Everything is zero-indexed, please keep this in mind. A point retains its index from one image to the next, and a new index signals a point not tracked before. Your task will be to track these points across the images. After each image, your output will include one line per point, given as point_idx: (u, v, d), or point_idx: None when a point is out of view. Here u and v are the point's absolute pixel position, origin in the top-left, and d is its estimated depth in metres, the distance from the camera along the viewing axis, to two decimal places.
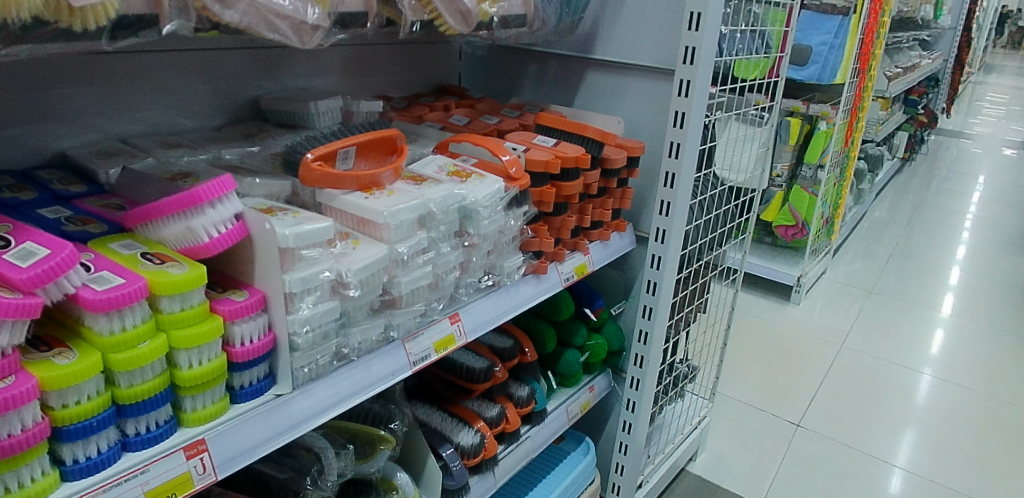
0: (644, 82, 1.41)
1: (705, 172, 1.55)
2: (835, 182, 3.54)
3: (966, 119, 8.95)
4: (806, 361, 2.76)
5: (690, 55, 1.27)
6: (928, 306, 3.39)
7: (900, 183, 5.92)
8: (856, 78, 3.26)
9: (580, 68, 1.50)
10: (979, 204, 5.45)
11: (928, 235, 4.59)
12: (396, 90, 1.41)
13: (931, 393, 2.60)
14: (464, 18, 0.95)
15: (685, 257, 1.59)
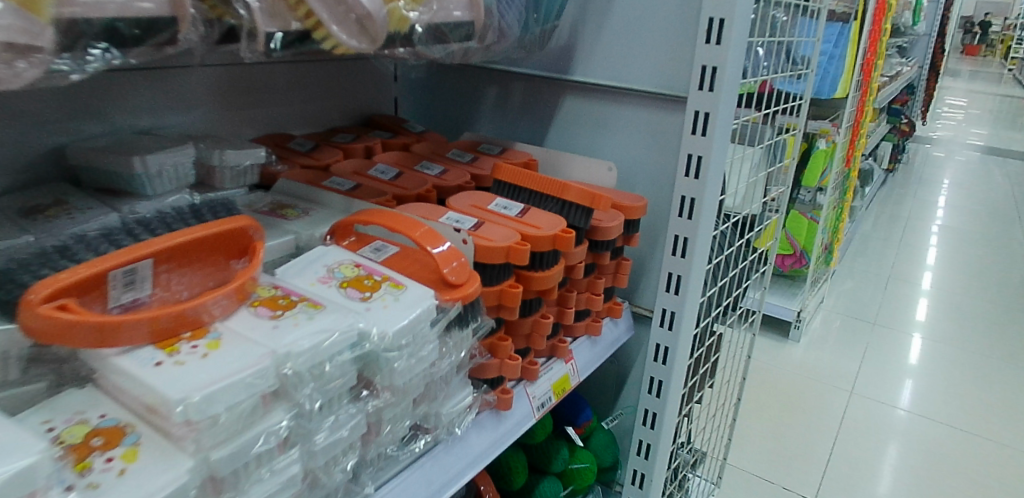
0: (644, 114, 1.05)
1: (722, 227, 1.18)
2: (837, 205, 3.19)
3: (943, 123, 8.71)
4: (817, 411, 2.31)
5: (709, 78, 0.91)
6: (941, 332, 3.01)
7: (888, 193, 5.56)
8: (858, 90, 2.92)
9: (554, 94, 1.14)
10: (974, 212, 5.14)
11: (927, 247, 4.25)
12: (300, 125, 1.05)
13: (965, 447, 2.18)
14: (364, 28, 0.57)
15: (697, 336, 1.23)
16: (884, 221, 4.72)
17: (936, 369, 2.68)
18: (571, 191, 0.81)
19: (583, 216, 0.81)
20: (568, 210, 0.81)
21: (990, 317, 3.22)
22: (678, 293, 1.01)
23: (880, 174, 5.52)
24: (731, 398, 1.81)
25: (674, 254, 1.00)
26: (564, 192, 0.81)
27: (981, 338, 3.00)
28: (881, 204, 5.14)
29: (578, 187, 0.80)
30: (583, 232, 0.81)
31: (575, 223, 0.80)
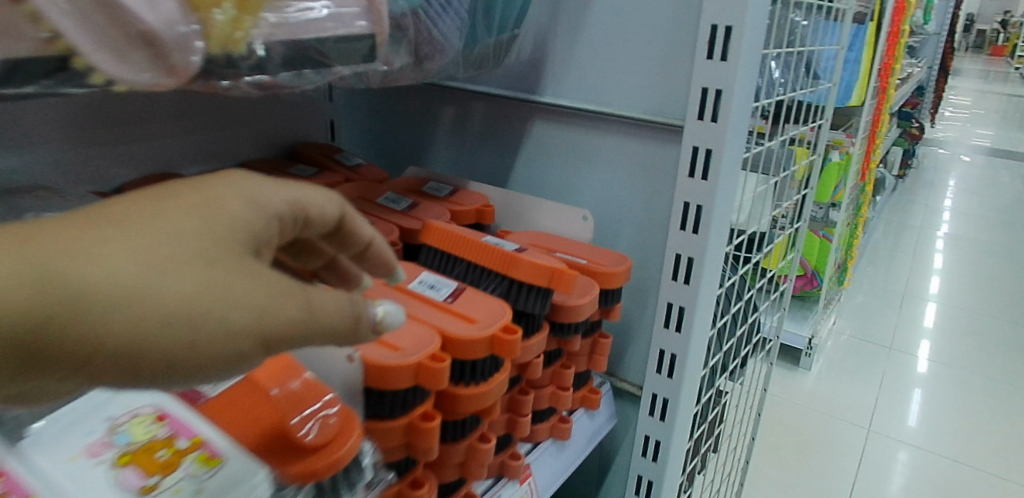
0: (631, 146, 0.84)
1: (730, 280, 0.97)
2: (851, 220, 2.93)
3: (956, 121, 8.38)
4: (829, 457, 2.00)
5: (712, 105, 0.71)
6: (971, 351, 2.72)
7: (899, 195, 5.17)
8: (876, 95, 2.67)
9: (519, 117, 0.93)
10: (995, 216, 4.84)
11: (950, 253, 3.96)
12: (201, 161, 0.85)
13: (992, 490, 1.91)
14: (151, 54, 0.35)
15: (699, 408, 1.03)
16: (896, 225, 4.37)
17: (966, 396, 2.39)
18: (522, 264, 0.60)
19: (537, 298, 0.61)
20: (517, 292, 0.61)
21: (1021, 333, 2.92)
22: (672, 377, 0.81)
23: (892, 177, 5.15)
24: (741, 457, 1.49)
25: (666, 327, 0.80)
26: (513, 264, 0.61)
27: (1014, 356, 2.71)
28: (893, 208, 4.78)
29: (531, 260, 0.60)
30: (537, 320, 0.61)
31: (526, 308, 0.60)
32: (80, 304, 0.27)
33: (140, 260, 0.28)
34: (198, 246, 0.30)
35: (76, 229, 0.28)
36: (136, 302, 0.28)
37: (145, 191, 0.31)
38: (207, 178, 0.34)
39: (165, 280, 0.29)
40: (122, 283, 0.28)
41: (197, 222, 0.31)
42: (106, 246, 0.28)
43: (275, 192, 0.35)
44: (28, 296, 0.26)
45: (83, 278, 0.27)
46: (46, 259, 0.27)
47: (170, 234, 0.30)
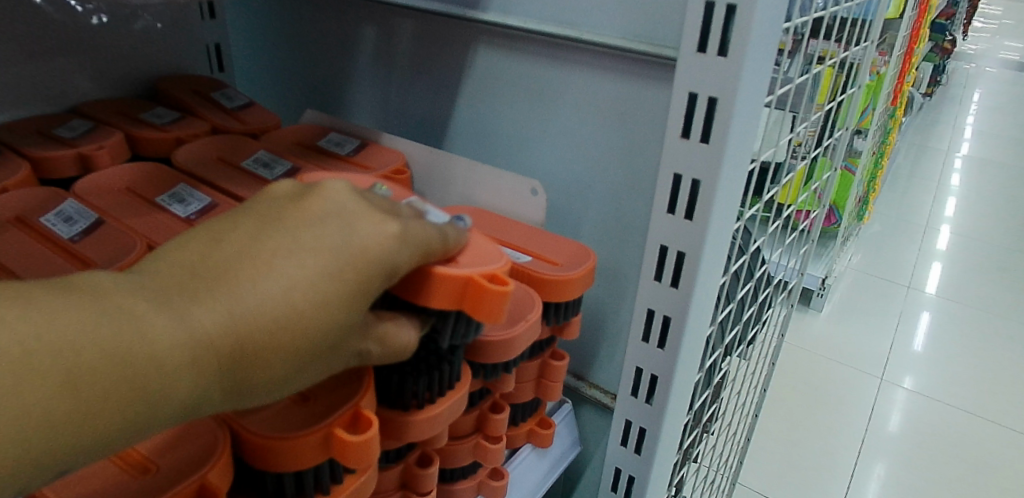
0: (606, 87, 0.60)
1: (738, 260, 0.75)
2: (875, 149, 2.59)
3: (990, 33, 7.72)
4: (821, 408, 1.67)
5: (717, 30, 0.48)
6: (1009, 290, 2.39)
7: (927, 116, 4.68)
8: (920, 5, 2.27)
9: (458, 42, 0.69)
10: None
11: (983, 178, 3.59)
12: (24, 100, 0.64)
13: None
14: None
15: (693, 410, 0.84)
16: (921, 150, 3.94)
17: (1003, 341, 2.05)
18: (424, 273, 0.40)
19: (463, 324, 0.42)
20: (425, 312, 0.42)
21: None
22: (652, 404, 0.63)
23: (920, 97, 4.64)
24: (743, 434, 1.21)
25: (646, 342, 0.61)
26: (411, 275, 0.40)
27: None
28: (918, 132, 4.31)
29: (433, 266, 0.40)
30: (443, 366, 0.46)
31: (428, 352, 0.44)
32: (236, 378, 0.34)
33: (289, 356, 0.35)
34: (338, 334, 0.36)
35: (261, 327, 0.34)
36: (279, 384, 0.36)
37: (301, 256, 0.35)
38: (358, 241, 0.36)
39: (295, 367, 0.36)
40: (284, 375, 0.36)
41: (346, 305, 0.36)
42: (265, 333, 0.34)
43: (390, 263, 0.37)
44: (209, 384, 0.34)
45: (260, 375, 0.35)
46: (226, 342, 0.33)
47: (325, 326, 0.35)
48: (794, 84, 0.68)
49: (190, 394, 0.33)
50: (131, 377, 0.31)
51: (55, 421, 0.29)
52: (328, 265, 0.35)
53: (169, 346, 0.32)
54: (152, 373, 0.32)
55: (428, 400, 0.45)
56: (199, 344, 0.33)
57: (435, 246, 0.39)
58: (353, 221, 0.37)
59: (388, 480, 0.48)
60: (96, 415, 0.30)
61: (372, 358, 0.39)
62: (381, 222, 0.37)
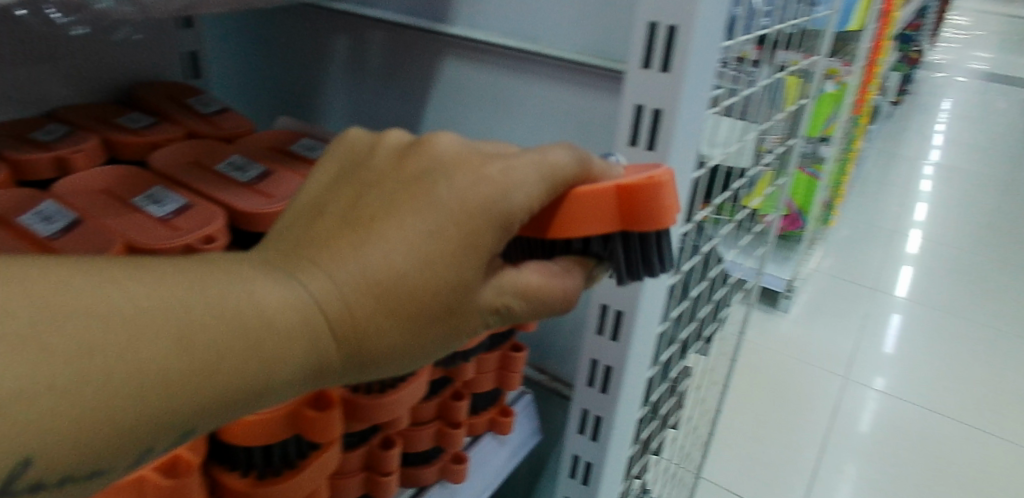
0: (563, 96, 0.64)
1: (691, 259, 0.80)
2: (840, 156, 2.67)
3: (956, 44, 7.94)
4: (784, 405, 1.73)
5: (659, 48, 0.53)
6: (967, 292, 2.48)
7: (893, 124, 4.80)
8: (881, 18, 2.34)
9: (426, 52, 0.72)
10: (995, 145, 4.55)
11: (946, 184, 3.70)
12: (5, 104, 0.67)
13: (978, 451, 1.65)
14: None
15: (651, 401, 0.88)
16: (888, 156, 4.05)
17: (961, 341, 2.13)
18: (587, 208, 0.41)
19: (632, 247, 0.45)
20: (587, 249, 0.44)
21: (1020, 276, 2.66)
22: (607, 392, 0.67)
23: (888, 105, 4.76)
24: (705, 426, 1.26)
25: (600, 335, 0.65)
26: (567, 214, 0.41)
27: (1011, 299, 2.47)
28: (886, 138, 4.42)
29: (574, 189, 0.41)
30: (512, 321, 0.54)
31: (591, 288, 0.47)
32: (355, 344, 0.35)
33: (401, 314, 0.35)
34: (453, 292, 0.36)
35: (369, 285, 0.35)
36: (396, 347, 0.36)
37: (408, 215, 0.36)
38: (462, 193, 0.36)
39: (408, 328, 0.36)
40: (399, 339, 0.36)
41: (457, 259, 0.36)
42: (378, 296, 0.35)
43: (501, 209, 0.37)
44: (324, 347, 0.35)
45: (374, 338, 0.35)
46: (336, 307, 0.34)
47: (435, 282, 0.36)
48: (739, 97, 0.73)
49: (309, 360, 0.35)
50: (244, 340, 0.32)
51: (176, 384, 0.30)
52: (435, 219, 0.36)
53: (277, 307, 0.33)
54: (270, 338, 0.33)
55: (389, 385, 0.49)
56: (307, 306, 0.34)
57: (565, 171, 0.39)
58: (453, 172, 0.37)
59: (353, 461, 0.51)
60: (211, 376, 0.31)
61: (514, 312, 0.39)
62: (489, 168, 0.37)
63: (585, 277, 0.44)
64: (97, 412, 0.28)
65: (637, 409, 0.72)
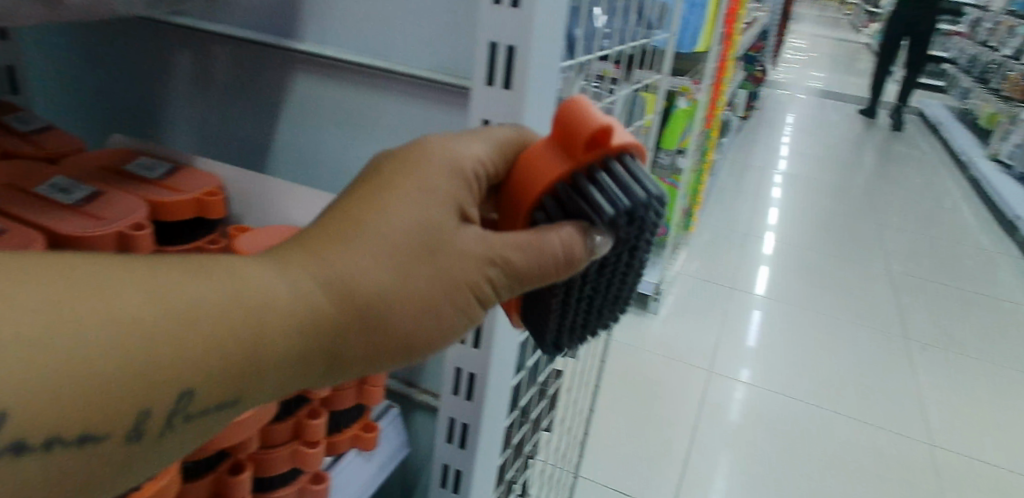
0: (414, 111, 0.67)
1: None
2: (695, 167, 2.86)
3: (796, 63, 8.71)
4: (653, 402, 1.83)
5: (500, 66, 0.56)
6: (810, 286, 2.72)
7: (744, 136, 5.19)
8: (724, 40, 2.53)
9: (279, 69, 0.73)
10: (830, 153, 5.04)
11: (790, 189, 4.05)
12: None
13: (822, 425, 1.83)
14: None
15: (521, 405, 0.91)
16: (741, 167, 4.37)
17: (807, 331, 2.33)
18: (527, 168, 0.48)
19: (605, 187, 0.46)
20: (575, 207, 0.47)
21: (854, 270, 2.95)
22: (471, 400, 0.68)
23: (738, 118, 5.14)
24: (579, 425, 1.31)
25: (462, 344, 0.66)
26: (518, 181, 0.49)
27: (847, 291, 2.73)
28: (739, 150, 4.77)
29: (522, 161, 0.50)
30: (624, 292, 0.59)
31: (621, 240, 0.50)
32: (349, 297, 0.41)
33: (382, 266, 0.42)
34: (423, 246, 0.43)
35: (342, 247, 0.41)
36: (386, 296, 0.42)
37: (366, 198, 0.43)
38: (408, 176, 0.45)
39: (394, 276, 0.42)
40: (388, 288, 0.42)
41: (420, 219, 0.43)
42: (357, 250, 0.42)
43: (447, 183, 0.45)
44: (320, 301, 0.40)
45: (362, 290, 0.41)
46: (322, 267, 0.41)
47: (405, 236, 0.43)
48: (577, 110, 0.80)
49: (305, 315, 0.39)
50: (229, 299, 0.37)
51: (161, 339, 0.34)
52: (393, 188, 0.44)
53: (258, 274, 0.39)
54: (267, 294, 0.38)
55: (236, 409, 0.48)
56: (287, 269, 0.40)
57: (507, 149, 0.50)
58: (398, 165, 0.46)
59: (198, 491, 0.50)
60: (200, 328, 0.35)
61: (511, 261, 0.46)
62: (427, 152, 0.46)
63: (586, 239, 0.47)
64: (93, 363, 0.32)
65: (503, 415, 0.73)
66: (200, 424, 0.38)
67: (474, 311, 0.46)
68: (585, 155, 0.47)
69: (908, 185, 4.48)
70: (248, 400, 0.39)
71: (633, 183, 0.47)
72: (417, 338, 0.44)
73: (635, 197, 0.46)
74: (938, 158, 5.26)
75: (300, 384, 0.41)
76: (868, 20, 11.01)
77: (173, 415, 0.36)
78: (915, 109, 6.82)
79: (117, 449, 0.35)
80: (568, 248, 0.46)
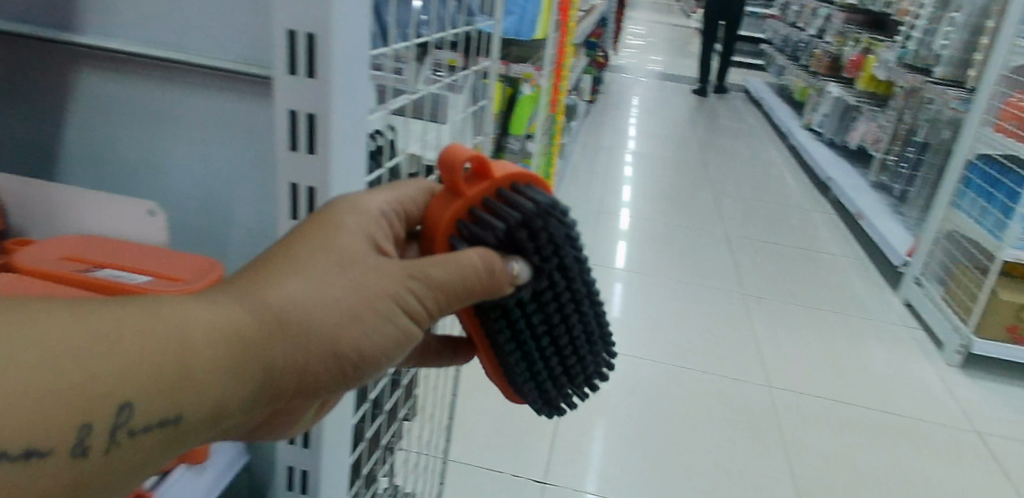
0: (215, 107, 0.72)
1: None
2: (545, 150, 2.95)
3: (637, 48, 9.19)
4: None
5: (301, 55, 0.55)
6: (658, 256, 2.90)
7: (592, 118, 5.43)
8: (561, 29, 2.63)
9: (62, 62, 0.73)
10: (670, 131, 5.38)
11: (636, 167, 4.29)
12: None
13: (672, 382, 2.05)
14: None
15: (373, 398, 0.91)
16: (590, 148, 4.56)
17: (657, 299, 2.51)
18: (436, 211, 0.62)
19: (494, 208, 0.60)
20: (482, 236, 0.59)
21: (695, 238, 3.18)
22: None
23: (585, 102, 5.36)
24: (443, 410, 1.33)
25: None
26: (428, 227, 0.62)
27: (690, 258, 2.94)
28: (587, 132, 4.98)
29: (426, 211, 0.63)
30: (590, 320, 0.68)
31: (544, 257, 0.61)
32: (272, 311, 0.47)
33: (306, 288, 0.49)
34: (340, 270, 0.51)
35: (270, 277, 0.49)
36: (310, 312, 0.49)
37: (290, 242, 0.52)
38: (325, 220, 0.54)
39: (320, 294, 0.49)
40: (314, 306, 0.49)
41: (336, 250, 0.52)
42: (276, 274, 0.49)
43: (361, 223, 0.55)
44: (252, 318, 0.46)
45: (289, 307, 0.48)
46: (252, 292, 0.47)
47: (322, 264, 0.51)
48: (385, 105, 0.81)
49: (232, 329, 0.45)
50: (167, 317, 0.42)
51: (103, 352, 0.39)
52: (312, 228, 0.53)
53: (194, 300, 0.45)
54: (192, 313, 0.43)
55: None
56: (220, 295, 0.46)
57: (412, 203, 0.62)
58: (318, 214, 0.55)
59: None
60: (139, 343, 0.41)
61: (429, 275, 0.54)
62: (342, 203, 0.56)
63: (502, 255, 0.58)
64: (43, 375, 0.37)
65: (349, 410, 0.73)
66: (141, 443, 0.42)
67: (401, 320, 0.53)
68: (473, 188, 0.61)
69: (738, 156, 4.88)
70: (197, 413, 0.44)
71: (522, 200, 0.60)
72: (346, 346, 0.50)
73: (523, 209, 0.59)
74: (763, 130, 5.77)
75: (238, 400, 0.46)
76: (699, 6, 11.80)
77: (115, 431, 0.40)
78: (741, 86, 7.40)
79: (60, 464, 0.39)
80: (490, 261, 0.55)
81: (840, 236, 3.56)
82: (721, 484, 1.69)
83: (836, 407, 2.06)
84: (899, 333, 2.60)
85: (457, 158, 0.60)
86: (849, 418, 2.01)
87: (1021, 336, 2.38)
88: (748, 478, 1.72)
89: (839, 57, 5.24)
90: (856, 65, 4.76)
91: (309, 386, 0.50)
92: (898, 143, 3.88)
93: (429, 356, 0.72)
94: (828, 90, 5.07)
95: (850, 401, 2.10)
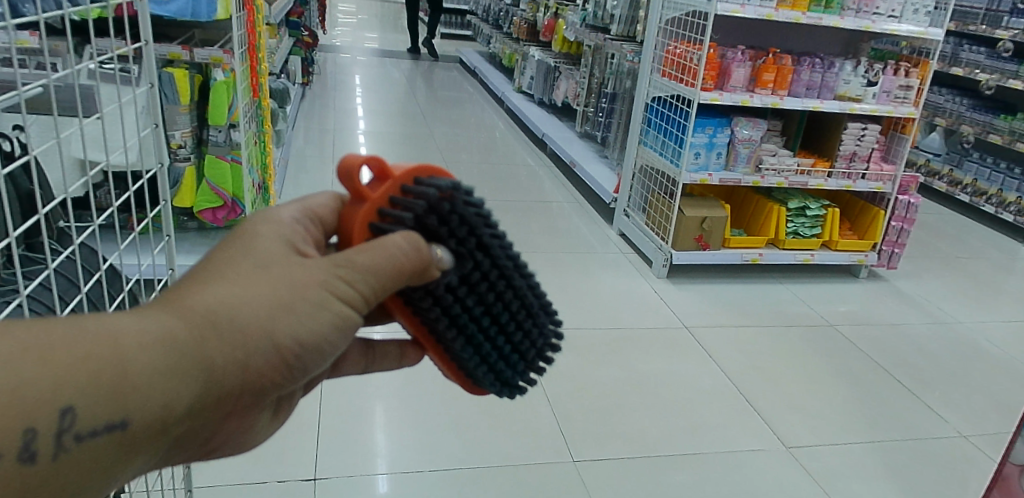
0: None
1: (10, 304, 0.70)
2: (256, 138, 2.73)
3: (351, 28, 9.01)
4: None
5: None
6: None
7: (309, 101, 5.22)
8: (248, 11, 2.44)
9: None
10: (393, 105, 5.39)
11: (365, 144, 4.24)
12: None
13: None
14: None
15: None
16: (314, 131, 4.41)
17: None
18: (346, 217, 0.63)
19: (402, 202, 0.61)
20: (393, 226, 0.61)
21: None
22: None
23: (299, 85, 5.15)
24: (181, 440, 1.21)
25: None
26: (344, 231, 0.64)
27: None
28: (308, 115, 4.80)
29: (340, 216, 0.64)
30: (525, 292, 0.71)
31: (460, 240, 0.64)
32: (200, 314, 0.51)
33: (232, 294, 0.53)
34: (263, 273, 0.55)
35: (197, 289, 0.53)
36: (235, 315, 0.52)
37: (217, 258, 0.56)
38: (248, 237, 0.58)
39: (250, 297, 0.53)
40: (241, 306, 0.52)
41: (259, 259, 0.56)
42: (206, 283, 0.53)
43: (280, 234, 0.59)
44: (182, 326, 0.50)
45: (214, 313, 0.51)
46: (183, 302, 0.51)
47: (245, 271, 0.55)
48: None
49: (160, 335, 0.49)
50: (92, 331, 0.47)
51: (31, 367, 0.44)
52: (237, 245, 0.57)
53: (123, 316, 0.49)
54: (123, 325, 0.48)
55: None
56: (151, 309, 0.51)
57: (323, 210, 0.64)
58: (240, 232, 0.59)
59: None
60: (67, 355, 0.45)
61: (351, 263, 0.56)
62: (258, 223, 0.60)
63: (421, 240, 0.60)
64: None
65: None
66: (90, 444, 0.47)
67: (336, 308, 0.56)
68: (375, 190, 0.62)
69: (461, 123, 5.06)
70: (139, 416, 0.48)
71: (423, 189, 0.62)
72: (281, 337, 0.54)
73: (427, 195, 0.61)
74: (481, 97, 6.03)
75: (181, 399, 0.50)
76: None
77: (59, 435, 0.46)
78: (456, 58, 7.66)
79: (12, 466, 0.45)
80: (412, 242, 0.57)
81: (561, 184, 3.90)
82: (489, 431, 1.78)
83: (581, 334, 2.28)
84: (616, 259, 2.95)
85: (354, 164, 0.61)
86: (591, 341, 2.24)
87: (706, 244, 2.80)
88: (515, 418, 1.83)
89: (535, 23, 5.67)
90: (550, 30, 5.22)
91: (254, 381, 0.54)
92: (593, 96, 4.28)
93: (376, 356, 0.77)
94: (530, 53, 5.45)
95: (591, 328, 2.33)
